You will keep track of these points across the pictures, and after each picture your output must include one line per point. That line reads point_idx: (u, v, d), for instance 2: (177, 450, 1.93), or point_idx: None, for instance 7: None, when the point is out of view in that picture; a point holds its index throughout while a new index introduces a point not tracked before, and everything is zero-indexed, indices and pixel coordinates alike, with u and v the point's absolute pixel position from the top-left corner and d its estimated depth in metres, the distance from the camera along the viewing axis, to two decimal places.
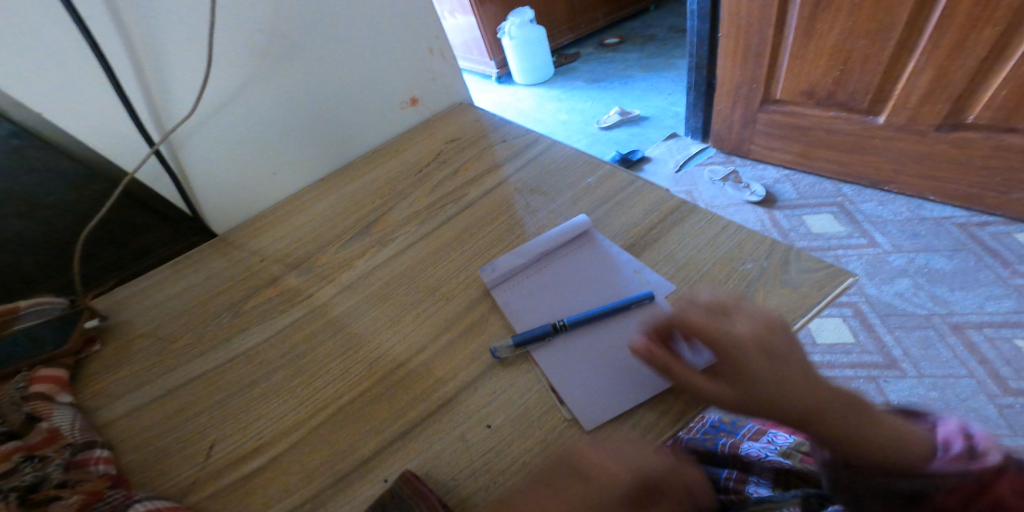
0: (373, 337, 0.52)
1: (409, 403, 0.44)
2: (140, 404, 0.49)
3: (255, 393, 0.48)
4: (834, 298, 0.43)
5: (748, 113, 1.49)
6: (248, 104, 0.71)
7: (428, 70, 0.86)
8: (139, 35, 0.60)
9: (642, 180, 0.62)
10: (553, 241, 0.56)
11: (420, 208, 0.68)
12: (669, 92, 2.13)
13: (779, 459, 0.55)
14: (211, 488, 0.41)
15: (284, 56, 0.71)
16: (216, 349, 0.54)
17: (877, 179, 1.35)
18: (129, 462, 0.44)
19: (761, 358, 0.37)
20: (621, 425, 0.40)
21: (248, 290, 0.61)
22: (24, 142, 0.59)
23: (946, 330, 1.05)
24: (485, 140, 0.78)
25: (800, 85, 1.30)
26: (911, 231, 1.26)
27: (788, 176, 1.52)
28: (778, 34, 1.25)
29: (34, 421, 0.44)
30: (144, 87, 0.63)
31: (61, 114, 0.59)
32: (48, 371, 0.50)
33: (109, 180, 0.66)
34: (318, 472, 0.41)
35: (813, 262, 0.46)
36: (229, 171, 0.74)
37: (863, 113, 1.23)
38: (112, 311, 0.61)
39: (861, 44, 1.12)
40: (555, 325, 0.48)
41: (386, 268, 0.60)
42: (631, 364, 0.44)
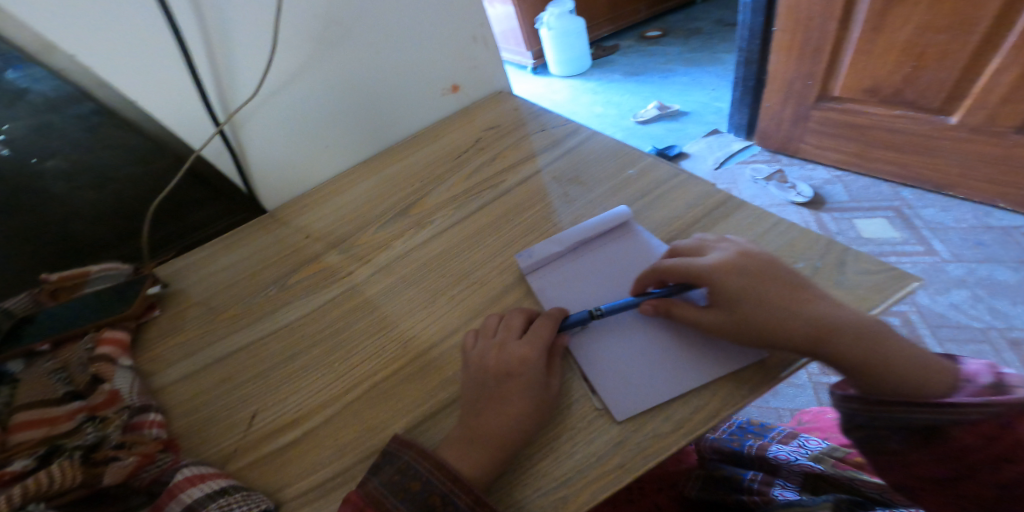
0: (407, 317, 0.53)
1: (441, 384, 0.45)
2: (192, 370, 0.52)
3: (298, 364, 0.50)
4: (895, 302, 0.40)
5: (800, 110, 1.41)
6: (304, 87, 0.73)
7: (471, 57, 0.86)
8: (213, 19, 0.63)
9: (685, 173, 0.60)
10: (592, 230, 0.55)
11: (457, 193, 0.69)
12: (713, 86, 2.05)
13: (810, 465, 0.60)
14: (255, 454, 0.43)
15: (339, 40, 0.72)
16: (259, 321, 0.56)
17: (940, 182, 1.26)
18: (178, 428, 0.46)
19: (787, 297, 0.41)
20: (653, 419, 0.40)
21: (291, 266, 0.63)
22: (103, 120, 0.63)
23: (1002, 345, 0.97)
24: (524, 128, 0.78)
25: (862, 81, 1.22)
26: (974, 239, 1.17)
27: (840, 177, 1.43)
28: (842, 28, 1.18)
29: (97, 383, 0.46)
30: (214, 68, 0.66)
31: (137, 92, 0.63)
32: (112, 333, 0.53)
33: (174, 156, 0.69)
34: (355, 443, 0.42)
35: (874, 265, 0.44)
36: (282, 152, 0.76)
37: (934, 112, 1.15)
38: (172, 280, 0.65)
39: (940, 39, 1.04)
40: (591, 312, 0.47)
41: (421, 251, 0.61)
42: (668, 358, 0.43)
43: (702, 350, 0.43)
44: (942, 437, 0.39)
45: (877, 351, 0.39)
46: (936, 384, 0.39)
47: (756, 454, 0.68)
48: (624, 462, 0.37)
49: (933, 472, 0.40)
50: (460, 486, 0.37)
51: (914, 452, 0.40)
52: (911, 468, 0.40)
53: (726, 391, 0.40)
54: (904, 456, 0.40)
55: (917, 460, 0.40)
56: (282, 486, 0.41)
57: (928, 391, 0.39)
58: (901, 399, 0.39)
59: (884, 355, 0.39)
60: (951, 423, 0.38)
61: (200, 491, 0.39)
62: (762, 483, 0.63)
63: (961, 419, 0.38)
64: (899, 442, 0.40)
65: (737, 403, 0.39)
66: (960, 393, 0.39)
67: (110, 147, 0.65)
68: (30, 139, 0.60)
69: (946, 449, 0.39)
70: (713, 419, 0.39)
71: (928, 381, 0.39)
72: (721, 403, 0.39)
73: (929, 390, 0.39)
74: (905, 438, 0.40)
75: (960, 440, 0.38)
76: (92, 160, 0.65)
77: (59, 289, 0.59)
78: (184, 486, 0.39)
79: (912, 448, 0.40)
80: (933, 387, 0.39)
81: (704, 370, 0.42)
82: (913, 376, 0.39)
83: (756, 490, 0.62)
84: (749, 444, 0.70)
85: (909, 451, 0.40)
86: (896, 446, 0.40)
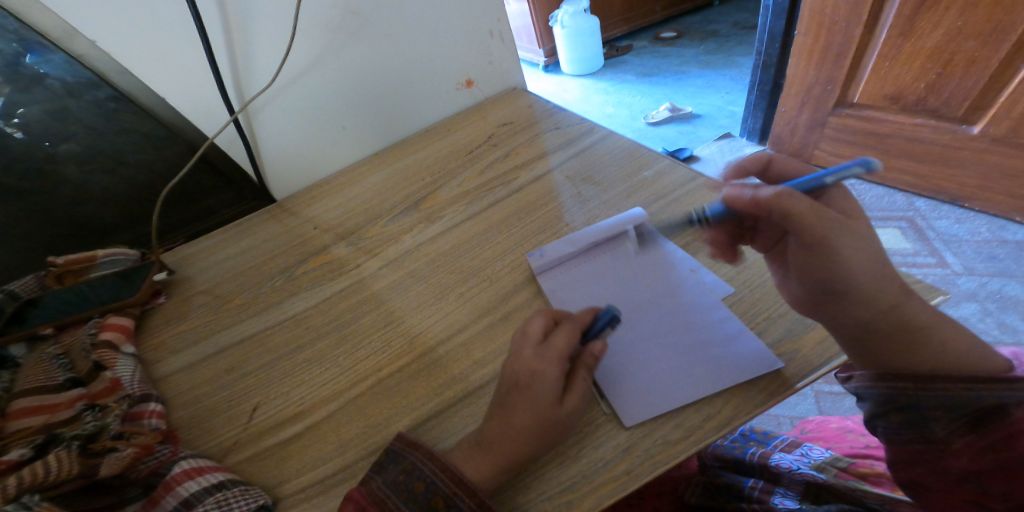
0: (414, 313, 0.52)
1: (446, 383, 0.44)
2: (195, 360, 0.51)
3: (301, 357, 0.49)
4: (917, 316, 0.39)
5: (818, 116, 1.39)
6: (319, 78, 0.72)
7: (487, 52, 0.85)
8: (235, 5, 0.62)
9: (703, 177, 0.59)
10: (606, 231, 0.54)
11: (468, 188, 0.67)
12: (727, 90, 2.02)
13: (813, 474, 0.58)
14: (254, 447, 0.43)
15: (357, 31, 0.71)
16: (265, 312, 0.56)
17: (958, 194, 1.23)
18: (179, 419, 0.46)
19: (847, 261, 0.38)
20: (663, 427, 0.38)
21: (298, 257, 0.63)
22: (120, 106, 0.62)
23: None
24: (538, 126, 0.77)
25: (884, 88, 1.20)
26: (988, 253, 1.14)
27: (853, 185, 1.41)
28: (867, 33, 1.15)
29: (99, 368, 0.45)
30: (232, 56, 0.65)
31: (153, 77, 0.62)
32: (116, 319, 0.53)
33: (187, 142, 0.68)
34: (356, 440, 0.42)
35: (897, 276, 0.42)
36: (294, 142, 0.76)
37: (957, 122, 1.13)
38: (178, 267, 0.64)
39: (970, 45, 1.01)
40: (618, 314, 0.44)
41: (430, 247, 0.60)
42: (682, 365, 0.42)
43: (716, 357, 0.42)
44: (994, 422, 0.36)
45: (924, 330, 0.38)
46: (988, 361, 0.38)
47: (758, 461, 0.64)
48: (630, 468, 0.36)
49: (975, 466, 0.37)
50: (465, 489, 0.36)
51: (960, 441, 0.38)
52: (949, 463, 0.38)
53: (739, 399, 0.39)
54: (950, 444, 0.38)
55: (960, 451, 0.38)
56: (279, 482, 0.40)
57: (982, 366, 0.37)
58: (952, 374, 0.37)
59: (934, 322, 0.38)
60: (1011, 402, 0.36)
61: (196, 485, 0.38)
62: (763, 491, 0.60)
63: (1020, 397, 0.36)
64: (945, 430, 0.38)
65: (751, 413, 0.38)
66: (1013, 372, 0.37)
67: (124, 132, 0.64)
68: (44, 122, 0.59)
69: (998, 436, 0.36)
70: (725, 428, 0.37)
71: (973, 356, 0.38)
72: (734, 412, 0.38)
73: (982, 366, 0.37)
74: (950, 425, 0.38)
75: (1016, 424, 0.36)
76: (106, 144, 0.64)
77: (66, 273, 0.58)
78: (181, 479, 0.39)
79: (958, 436, 0.38)
80: (986, 362, 0.37)
81: (717, 377, 0.40)
82: (959, 348, 0.38)
83: (756, 498, 0.59)
84: (751, 452, 0.67)
85: (953, 440, 0.38)
86: (943, 434, 0.38)
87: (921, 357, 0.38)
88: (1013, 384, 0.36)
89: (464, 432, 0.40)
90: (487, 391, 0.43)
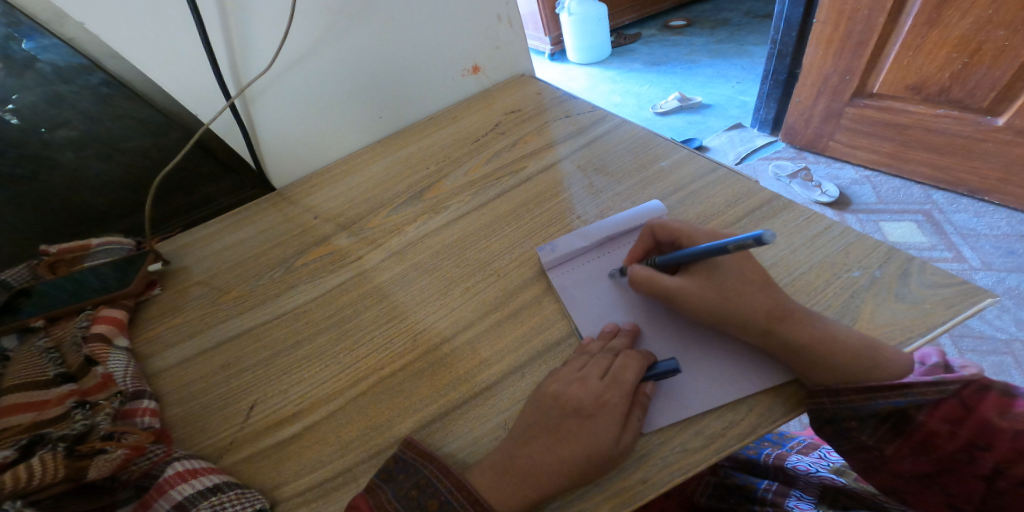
0: (418, 308, 0.49)
1: (450, 384, 0.42)
2: (190, 355, 0.49)
3: (300, 354, 0.47)
4: (965, 319, 0.37)
5: (834, 106, 1.34)
6: (320, 62, 0.69)
7: (494, 37, 0.82)
8: None
9: (724, 168, 0.56)
10: (622, 225, 0.52)
11: (474, 178, 0.65)
12: (738, 80, 1.97)
13: (831, 477, 0.55)
14: (250, 449, 0.41)
15: (359, 14, 0.68)
16: (262, 305, 0.53)
17: (978, 187, 1.19)
18: (174, 417, 0.44)
19: (703, 292, 0.40)
20: (681, 433, 0.36)
21: (298, 247, 0.60)
22: (114, 91, 0.60)
23: None
24: (548, 114, 0.73)
25: (906, 78, 1.15)
26: (1007, 247, 1.11)
27: (868, 177, 1.37)
28: (891, 22, 1.11)
29: (91, 364, 0.44)
30: (228, 38, 0.62)
31: (147, 62, 0.59)
32: (110, 312, 0.51)
33: (184, 129, 0.66)
34: (356, 443, 0.40)
35: (941, 276, 0.40)
36: (294, 129, 0.73)
37: (980, 113, 1.08)
38: (175, 257, 0.62)
39: (999, 34, 0.96)
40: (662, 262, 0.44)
41: (435, 239, 0.57)
42: (703, 365, 0.40)
43: (738, 358, 0.39)
44: (909, 424, 0.35)
45: (797, 345, 0.36)
46: (885, 364, 0.35)
47: (773, 464, 0.61)
48: (646, 477, 0.34)
49: (918, 468, 0.37)
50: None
51: (891, 446, 0.37)
52: (895, 467, 0.37)
53: (765, 406, 0.36)
54: (883, 452, 0.37)
55: (898, 456, 0.37)
56: (277, 484, 0.38)
57: (877, 374, 0.35)
58: (848, 385, 0.35)
59: (815, 337, 0.36)
60: (909, 406, 0.34)
61: (190, 488, 0.37)
62: (777, 493, 0.57)
63: (917, 401, 0.34)
64: (872, 437, 0.36)
65: (777, 420, 0.36)
66: (912, 373, 0.35)
67: (119, 119, 0.61)
68: (38, 107, 0.57)
69: (919, 438, 0.35)
70: (747, 437, 0.35)
71: (877, 362, 0.35)
72: (759, 420, 0.36)
73: (876, 372, 0.35)
74: (876, 432, 0.36)
75: (927, 425, 0.35)
76: (102, 130, 0.61)
77: (58, 261, 0.56)
78: (175, 482, 0.37)
79: (887, 442, 0.36)
80: (881, 367, 0.35)
81: (735, 384, 0.38)
82: (855, 355, 0.36)
83: (770, 500, 0.56)
84: (766, 452, 0.65)
85: (884, 445, 0.37)
86: (872, 441, 0.37)
87: (814, 371, 0.36)
88: (908, 388, 0.34)
89: (471, 436, 0.38)
90: (495, 392, 0.41)
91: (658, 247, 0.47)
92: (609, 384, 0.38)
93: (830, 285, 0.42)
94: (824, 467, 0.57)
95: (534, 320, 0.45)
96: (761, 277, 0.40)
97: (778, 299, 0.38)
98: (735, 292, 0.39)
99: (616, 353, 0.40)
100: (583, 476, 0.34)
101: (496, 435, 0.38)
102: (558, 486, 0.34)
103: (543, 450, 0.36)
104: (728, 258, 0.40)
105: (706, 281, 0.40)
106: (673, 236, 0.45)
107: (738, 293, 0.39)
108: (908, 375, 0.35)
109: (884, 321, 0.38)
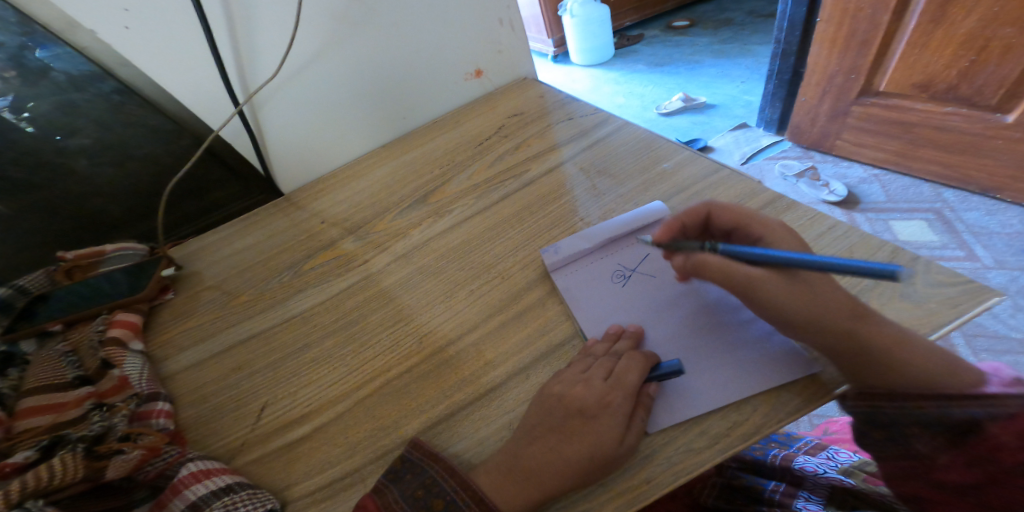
0: (424, 310, 0.50)
1: (456, 385, 0.43)
2: (203, 357, 0.50)
3: (308, 356, 0.48)
4: (970, 318, 0.37)
5: (840, 105, 1.34)
6: (325, 69, 0.71)
7: (497, 41, 0.82)
8: None
9: (726, 169, 0.56)
10: (625, 226, 0.52)
11: (479, 182, 0.66)
12: (743, 79, 1.96)
13: (840, 478, 0.54)
14: (260, 451, 0.42)
15: (363, 21, 0.70)
16: (272, 309, 0.54)
17: (989, 185, 1.17)
18: (187, 418, 0.45)
19: (784, 288, 0.38)
20: (685, 433, 0.36)
21: (306, 252, 0.61)
22: (125, 99, 0.61)
23: None
24: (551, 116, 0.74)
25: (912, 76, 1.15)
26: (1020, 246, 1.09)
27: (876, 176, 1.36)
28: (895, 20, 1.10)
29: (107, 367, 0.45)
30: (235, 47, 0.63)
31: (158, 72, 0.61)
32: (124, 316, 0.52)
33: (194, 136, 0.67)
34: (363, 444, 0.40)
35: (946, 276, 0.40)
36: (301, 135, 0.74)
37: (989, 110, 1.07)
38: (187, 262, 0.64)
39: (1006, 32, 0.96)
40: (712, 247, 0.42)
41: (440, 242, 0.58)
42: (707, 367, 0.40)
43: (743, 359, 0.39)
44: (973, 436, 0.34)
45: (875, 351, 0.36)
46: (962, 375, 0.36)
47: (780, 464, 0.61)
48: (651, 477, 0.35)
49: (964, 480, 0.35)
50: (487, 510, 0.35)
51: (943, 456, 0.35)
52: (938, 477, 0.36)
53: (769, 406, 0.36)
54: (935, 461, 0.36)
55: (947, 465, 0.35)
56: (287, 485, 0.39)
57: (951, 382, 0.36)
58: (918, 392, 0.36)
59: (895, 341, 0.36)
60: (982, 418, 0.34)
61: (204, 488, 0.38)
62: (784, 495, 0.57)
63: (992, 413, 0.34)
64: (927, 445, 0.36)
65: (781, 421, 0.36)
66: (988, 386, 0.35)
67: (131, 127, 0.63)
68: (53, 116, 0.58)
69: (979, 450, 0.34)
70: (752, 437, 0.35)
71: (950, 369, 0.36)
72: (763, 420, 0.36)
73: (948, 381, 0.36)
74: (932, 441, 0.35)
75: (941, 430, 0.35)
76: (115, 138, 0.63)
77: (75, 267, 0.58)
78: (189, 482, 0.38)
79: (940, 451, 0.35)
80: (953, 377, 0.36)
81: (747, 383, 0.38)
82: (928, 361, 0.36)
83: (777, 502, 0.56)
84: (773, 453, 0.64)
85: (936, 454, 0.36)
86: (923, 449, 0.36)
87: (886, 379, 0.36)
88: (979, 399, 0.34)
89: (476, 436, 0.39)
90: (500, 393, 0.41)
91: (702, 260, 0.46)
92: (613, 385, 0.38)
93: None
94: (831, 468, 0.56)
95: (539, 321, 0.46)
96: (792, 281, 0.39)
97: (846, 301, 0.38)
98: (818, 293, 0.38)
99: (620, 356, 0.41)
100: (587, 477, 0.35)
101: (501, 435, 0.39)
102: (563, 486, 0.35)
103: (547, 450, 0.36)
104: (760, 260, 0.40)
105: (784, 279, 0.38)
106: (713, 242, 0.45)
107: (818, 295, 0.38)
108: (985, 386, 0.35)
109: (889, 321, 0.38)
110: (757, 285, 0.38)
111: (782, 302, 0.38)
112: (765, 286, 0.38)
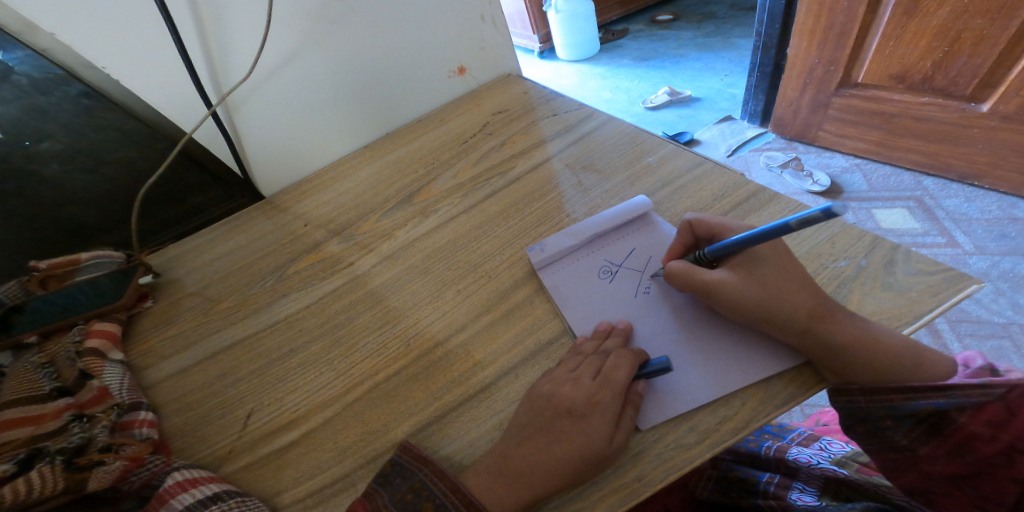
0: (411, 312, 0.50)
1: (444, 387, 0.42)
2: (186, 366, 0.49)
3: (294, 362, 0.48)
4: (950, 307, 0.37)
5: (820, 96, 1.35)
6: (302, 68, 0.69)
7: (479, 37, 0.82)
8: None
9: (710, 162, 0.56)
10: (610, 222, 0.52)
11: (464, 180, 0.65)
12: (726, 72, 1.98)
13: (833, 469, 0.54)
14: (245, 460, 0.41)
15: (339, 19, 0.68)
16: (256, 314, 0.54)
17: (967, 172, 1.20)
18: (171, 428, 0.44)
19: (750, 291, 0.39)
20: (673, 429, 0.37)
21: (290, 255, 0.60)
22: (94, 103, 0.59)
23: None
24: (536, 112, 0.74)
25: (889, 68, 1.17)
26: (999, 231, 1.12)
27: (858, 165, 1.38)
28: (871, 13, 1.12)
29: (86, 377, 0.44)
30: (205, 46, 0.62)
31: (128, 74, 0.60)
32: (102, 325, 0.51)
33: (169, 140, 0.65)
34: (352, 450, 0.40)
35: (927, 264, 0.41)
36: (281, 136, 0.73)
37: (964, 100, 1.09)
38: (166, 268, 0.62)
39: (977, 23, 0.98)
40: (698, 256, 0.44)
41: (425, 243, 0.58)
42: (693, 362, 0.40)
43: (727, 353, 0.40)
44: (949, 426, 0.35)
45: (844, 347, 0.36)
46: (932, 365, 0.37)
47: (774, 455, 0.61)
48: (641, 475, 0.35)
49: (951, 471, 0.36)
50: None
51: (924, 447, 0.37)
52: (926, 468, 0.37)
53: (755, 400, 0.37)
54: (916, 453, 0.37)
55: (931, 457, 0.37)
56: (277, 492, 0.39)
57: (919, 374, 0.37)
58: (886, 384, 0.36)
59: (860, 337, 0.36)
60: (953, 408, 0.35)
61: (190, 498, 0.37)
62: (779, 486, 0.56)
63: (960, 403, 0.35)
64: (906, 437, 0.37)
65: (767, 414, 0.36)
66: (956, 376, 0.36)
67: (103, 130, 0.61)
68: (20, 120, 0.57)
69: (956, 440, 0.35)
70: (741, 432, 0.36)
71: (923, 361, 0.37)
72: (749, 415, 0.36)
73: (920, 374, 0.36)
74: (911, 433, 0.37)
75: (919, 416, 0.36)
76: (85, 143, 0.61)
77: (49, 277, 0.56)
78: (175, 492, 0.37)
79: (922, 443, 0.37)
80: (927, 370, 0.37)
81: (730, 376, 0.38)
82: (897, 356, 0.36)
83: (772, 493, 0.56)
84: (766, 445, 0.64)
85: (917, 446, 0.37)
86: (905, 442, 0.37)
87: (861, 375, 0.36)
88: (951, 390, 0.35)
89: (466, 438, 0.39)
90: (489, 394, 0.41)
91: (689, 251, 0.46)
92: (601, 384, 0.38)
93: (816, 275, 0.42)
94: (824, 457, 0.56)
95: (526, 320, 0.46)
96: (765, 271, 0.40)
97: (820, 298, 0.38)
98: (783, 292, 0.39)
99: (607, 354, 0.41)
100: (576, 476, 0.35)
101: (491, 436, 0.38)
102: (552, 486, 0.35)
103: (535, 450, 0.36)
104: (749, 261, 0.41)
105: (744, 280, 0.40)
106: (705, 234, 0.45)
107: (781, 294, 0.38)
108: (952, 376, 0.36)
109: (871, 311, 0.39)
110: (720, 294, 0.40)
111: (741, 302, 0.39)
112: (722, 295, 0.40)
